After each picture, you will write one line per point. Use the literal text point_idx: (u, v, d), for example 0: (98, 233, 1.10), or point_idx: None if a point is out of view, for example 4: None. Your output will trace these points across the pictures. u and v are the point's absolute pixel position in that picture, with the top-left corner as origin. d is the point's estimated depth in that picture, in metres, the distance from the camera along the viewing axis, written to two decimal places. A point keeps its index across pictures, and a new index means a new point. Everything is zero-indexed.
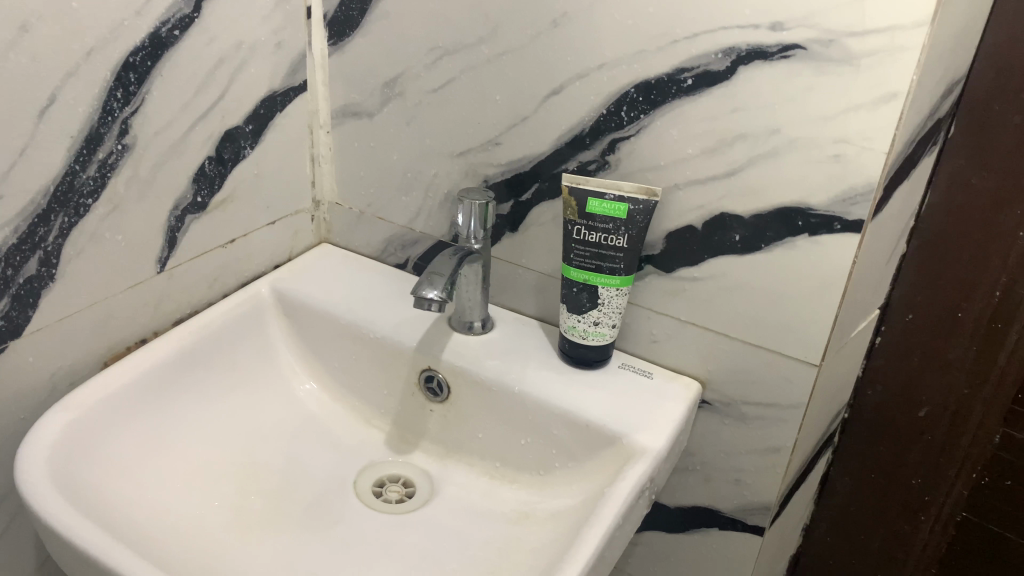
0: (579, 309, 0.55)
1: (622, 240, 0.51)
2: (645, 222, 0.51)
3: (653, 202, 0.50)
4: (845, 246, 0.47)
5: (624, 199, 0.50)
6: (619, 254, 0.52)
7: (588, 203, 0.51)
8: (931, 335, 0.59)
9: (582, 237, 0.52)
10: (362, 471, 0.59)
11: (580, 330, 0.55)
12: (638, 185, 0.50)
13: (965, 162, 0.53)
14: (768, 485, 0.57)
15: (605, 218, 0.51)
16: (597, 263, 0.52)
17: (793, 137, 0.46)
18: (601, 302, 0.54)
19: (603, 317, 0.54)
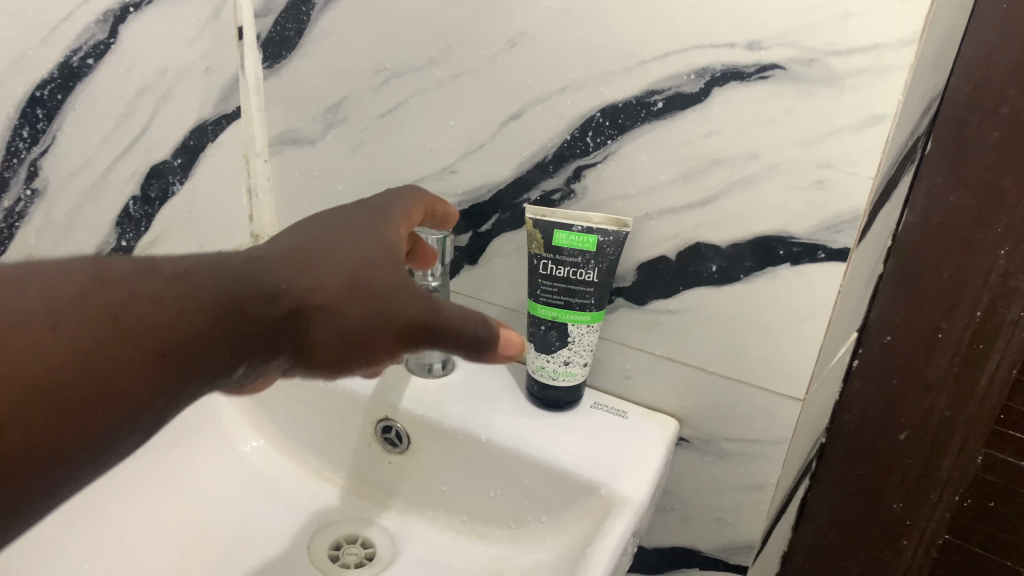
0: (548, 348, 0.51)
1: (592, 274, 0.48)
2: (616, 253, 0.47)
3: (625, 233, 0.47)
4: (829, 276, 0.45)
5: (593, 230, 0.46)
6: (590, 290, 0.48)
7: (554, 235, 0.47)
8: (910, 357, 0.56)
9: (549, 273, 0.48)
10: (315, 534, 0.55)
11: (550, 370, 0.52)
12: (608, 216, 0.47)
13: (942, 180, 0.51)
14: (751, 524, 0.55)
15: (573, 252, 0.47)
16: (566, 299, 0.49)
17: (773, 163, 0.43)
18: (571, 340, 0.50)
19: (574, 355, 0.51)
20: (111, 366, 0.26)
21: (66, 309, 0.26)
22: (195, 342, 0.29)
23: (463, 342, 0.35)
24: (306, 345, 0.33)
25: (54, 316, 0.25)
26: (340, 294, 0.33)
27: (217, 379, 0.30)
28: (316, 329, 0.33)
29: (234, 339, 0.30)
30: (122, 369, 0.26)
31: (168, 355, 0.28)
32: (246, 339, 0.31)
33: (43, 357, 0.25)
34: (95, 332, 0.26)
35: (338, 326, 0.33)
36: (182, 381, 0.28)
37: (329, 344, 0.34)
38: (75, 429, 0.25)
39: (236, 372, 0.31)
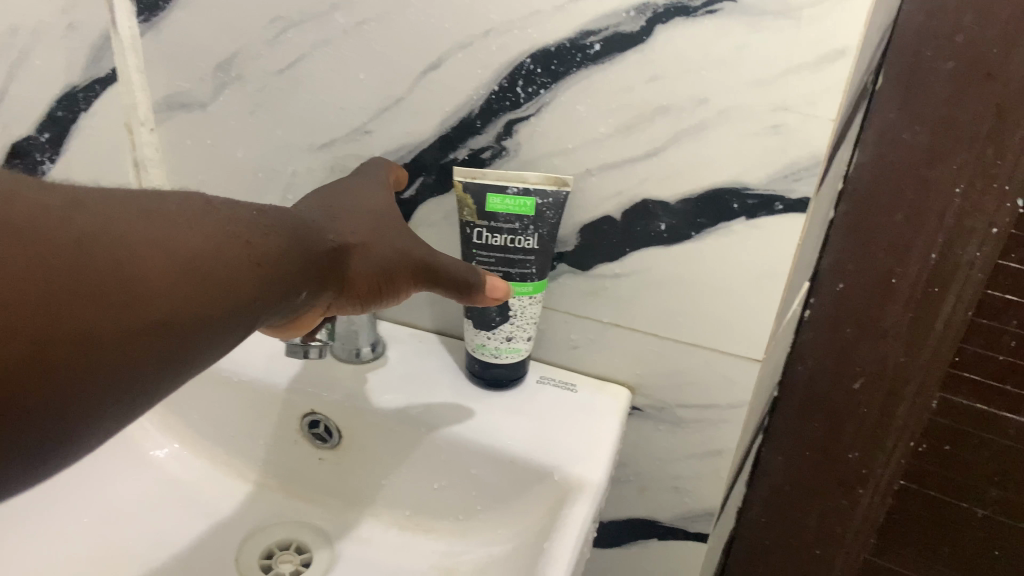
0: (488, 325, 0.46)
1: (532, 240, 0.43)
2: (556, 216, 0.43)
3: (564, 192, 0.42)
4: (788, 229, 0.41)
5: (531, 192, 0.42)
6: (530, 258, 0.43)
7: (488, 200, 0.42)
8: (864, 305, 0.54)
9: (484, 242, 0.43)
10: (242, 543, 0.50)
11: (491, 347, 0.47)
12: (545, 175, 0.42)
13: (895, 117, 0.47)
14: (711, 492, 0.52)
15: (509, 217, 0.42)
16: (504, 270, 0.44)
17: (724, 108, 0.39)
18: (513, 314, 0.45)
19: (517, 331, 0.46)
20: (232, 267, 0.26)
21: (194, 218, 0.25)
22: (284, 256, 0.29)
23: (452, 289, 0.39)
24: (344, 280, 0.34)
25: (187, 220, 0.25)
26: (370, 235, 0.36)
27: (287, 303, 0.29)
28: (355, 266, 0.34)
29: (309, 257, 0.31)
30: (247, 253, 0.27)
31: (266, 268, 0.27)
32: (317, 267, 0.31)
33: (188, 247, 0.24)
34: (218, 239, 0.26)
35: (370, 262, 0.35)
36: (276, 293, 0.28)
37: (359, 278, 0.35)
38: (210, 321, 0.24)
39: (301, 296, 0.30)
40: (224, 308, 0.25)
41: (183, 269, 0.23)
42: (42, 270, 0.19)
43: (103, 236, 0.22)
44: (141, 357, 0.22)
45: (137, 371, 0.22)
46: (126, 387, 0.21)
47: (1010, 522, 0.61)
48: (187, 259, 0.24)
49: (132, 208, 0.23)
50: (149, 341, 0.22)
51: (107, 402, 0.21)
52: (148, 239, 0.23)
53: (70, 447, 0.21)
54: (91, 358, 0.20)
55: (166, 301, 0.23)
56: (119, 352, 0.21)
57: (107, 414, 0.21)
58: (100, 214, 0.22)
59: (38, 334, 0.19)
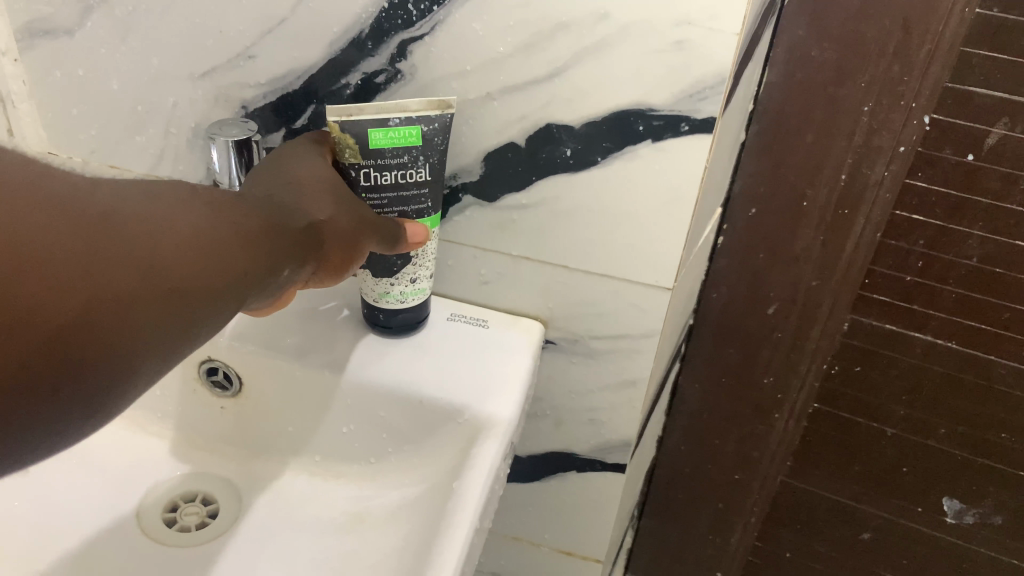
0: (390, 271, 0.43)
1: (424, 172, 0.40)
2: (443, 141, 0.40)
3: (451, 114, 0.39)
4: (695, 151, 0.40)
5: (416, 121, 0.38)
6: (424, 191, 0.40)
7: (370, 136, 0.38)
8: (776, 229, 0.54)
9: (373, 183, 0.39)
10: (142, 500, 0.48)
11: (395, 294, 0.44)
12: (426, 100, 0.38)
13: (804, 34, 0.46)
14: (627, 422, 0.52)
15: (396, 151, 0.38)
16: (400, 209, 0.41)
17: (625, 24, 0.37)
18: (416, 255, 0.42)
19: (422, 271, 0.43)
20: (227, 246, 0.27)
21: (193, 199, 0.27)
22: (276, 235, 0.30)
23: (387, 238, 0.38)
24: (327, 255, 0.35)
25: (189, 202, 0.27)
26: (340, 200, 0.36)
27: (278, 280, 0.31)
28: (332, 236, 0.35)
29: (297, 233, 0.32)
30: (240, 231, 0.28)
31: (257, 243, 0.29)
32: (303, 245, 0.32)
33: (195, 229, 0.26)
34: (214, 219, 0.27)
35: (344, 233, 0.35)
36: (271, 272, 0.30)
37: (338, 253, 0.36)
38: (210, 298, 0.26)
39: (291, 275, 0.32)
40: (230, 285, 0.27)
41: (179, 252, 0.25)
42: (68, 245, 0.21)
43: (118, 217, 0.23)
44: (159, 329, 0.24)
45: (146, 343, 0.23)
46: (147, 355, 0.24)
47: (914, 438, 0.64)
48: (196, 240, 0.26)
49: (143, 192, 0.25)
50: (165, 315, 0.24)
51: (122, 370, 0.23)
52: (161, 220, 0.25)
53: (89, 411, 0.22)
54: (117, 328, 0.22)
55: (178, 278, 0.24)
56: (137, 328, 0.23)
57: (131, 379, 0.23)
58: (118, 197, 0.24)
59: (74, 308, 0.21)
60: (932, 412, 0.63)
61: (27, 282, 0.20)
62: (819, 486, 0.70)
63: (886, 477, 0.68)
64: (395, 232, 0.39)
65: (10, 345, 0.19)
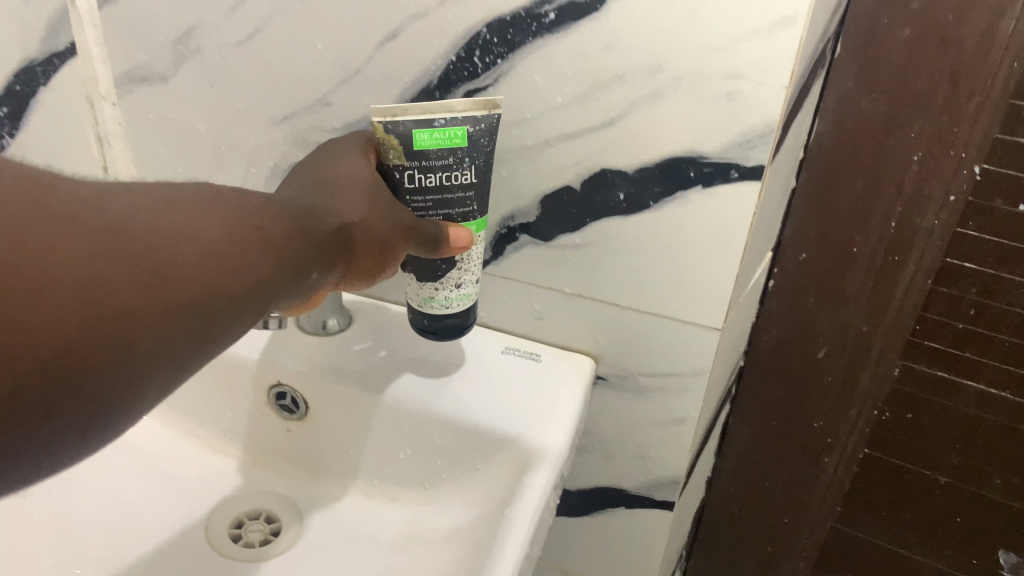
0: (435, 275, 0.43)
1: (469, 174, 0.39)
2: (489, 143, 0.39)
3: (497, 116, 0.39)
4: (743, 197, 0.41)
5: (462, 121, 0.38)
6: (469, 194, 0.40)
7: (415, 137, 0.38)
8: (825, 274, 0.55)
9: (418, 185, 0.39)
10: (211, 513, 0.50)
11: (441, 299, 0.44)
12: (472, 101, 0.38)
13: (854, 85, 0.47)
14: (675, 458, 0.53)
15: (441, 153, 0.38)
16: (443, 211, 0.40)
17: (677, 76, 0.39)
18: (461, 259, 0.43)
19: (466, 276, 0.44)
20: (250, 252, 0.27)
21: (215, 205, 0.27)
22: (295, 241, 0.30)
23: (425, 242, 0.39)
24: (348, 258, 0.35)
25: (211, 208, 0.27)
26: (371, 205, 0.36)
27: (302, 284, 0.31)
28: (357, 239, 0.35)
29: (321, 239, 0.32)
30: (263, 236, 0.28)
31: (282, 249, 0.29)
32: (327, 250, 0.32)
33: (210, 234, 0.26)
34: (237, 224, 0.27)
35: (372, 236, 0.36)
36: (290, 277, 0.30)
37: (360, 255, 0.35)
38: (230, 305, 0.26)
39: (312, 278, 0.32)
40: (249, 291, 0.27)
41: (197, 259, 0.25)
42: (83, 261, 0.21)
43: (134, 228, 0.23)
44: (175, 339, 0.24)
45: (165, 353, 0.24)
46: (161, 364, 0.24)
47: (968, 487, 0.64)
48: (209, 245, 0.25)
49: (155, 197, 0.25)
50: (180, 322, 0.24)
51: (140, 381, 0.23)
52: (173, 227, 0.25)
53: (109, 422, 0.23)
54: (129, 340, 0.22)
55: (193, 287, 0.25)
56: (155, 338, 0.23)
57: (144, 388, 0.24)
58: (131, 206, 0.24)
59: (80, 322, 0.21)
60: (986, 462, 0.62)
61: (38, 296, 0.20)
62: (869, 533, 0.69)
63: (939, 526, 0.67)
64: (437, 234, 0.39)
65: (25, 357, 0.20)
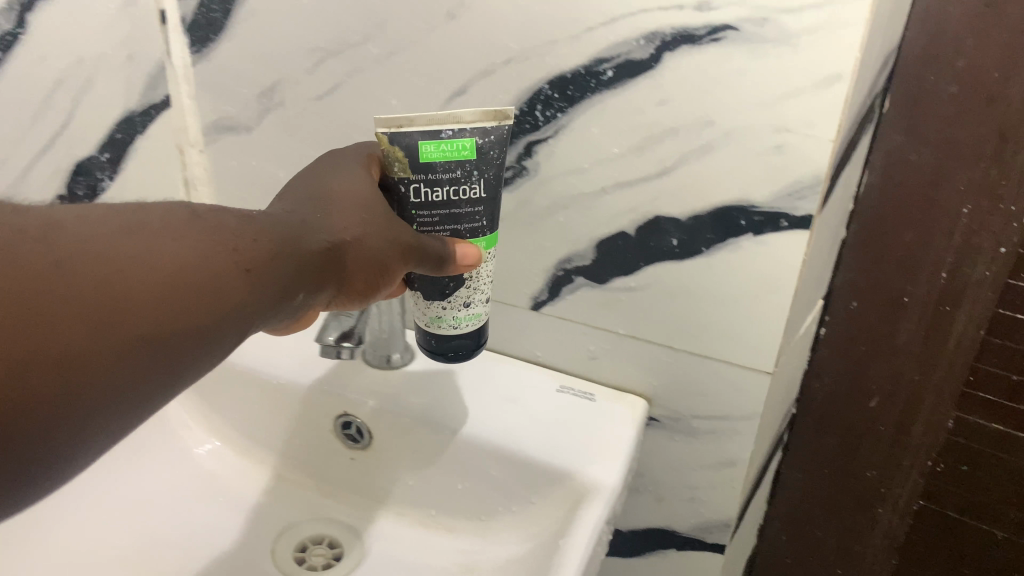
0: (441, 294, 0.43)
1: (477, 187, 0.39)
2: (499, 156, 0.39)
3: (506, 127, 0.38)
4: (793, 245, 0.43)
5: (469, 132, 0.37)
6: (478, 209, 0.39)
7: (421, 149, 0.37)
8: (876, 323, 0.56)
9: (425, 199, 0.39)
10: (277, 538, 0.53)
11: (449, 319, 0.44)
12: (481, 110, 0.37)
13: (902, 139, 0.49)
14: (726, 501, 0.54)
15: (448, 165, 0.38)
16: (452, 227, 0.40)
17: (729, 129, 0.41)
18: (469, 279, 0.42)
19: (475, 295, 0.43)
20: (216, 276, 0.29)
21: (178, 232, 0.29)
22: (271, 264, 0.31)
23: (431, 261, 0.38)
24: (342, 277, 0.36)
25: (173, 236, 0.29)
26: (366, 222, 0.36)
27: (285, 306, 0.33)
28: (353, 258, 0.36)
29: (305, 262, 0.33)
30: (232, 259, 0.30)
31: (258, 272, 0.31)
32: (311, 273, 0.34)
33: (168, 262, 0.28)
34: (203, 250, 0.29)
35: (369, 254, 0.36)
36: (269, 297, 0.31)
37: (356, 275, 0.36)
38: (196, 327, 0.28)
39: (297, 299, 0.33)
40: (215, 314, 0.29)
41: (153, 286, 0.27)
42: (25, 299, 0.24)
43: (81, 262, 0.26)
44: (138, 364, 0.26)
45: (127, 376, 0.26)
46: (131, 386, 0.26)
47: None
48: (166, 272, 0.27)
49: (114, 225, 0.27)
50: (144, 344, 0.26)
51: (104, 406, 0.25)
52: (125, 258, 0.27)
53: (84, 443, 0.25)
54: (88, 369, 0.25)
55: (155, 311, 0.27)
56: (112, 364, 0.25)
57: (118, 409, 0.26)
58: (80, 240, 0.26)
59: (28, 356, 0.23)
60: None
61: None
62: None
63: None
64: (444, 252, 0.38)
65: None
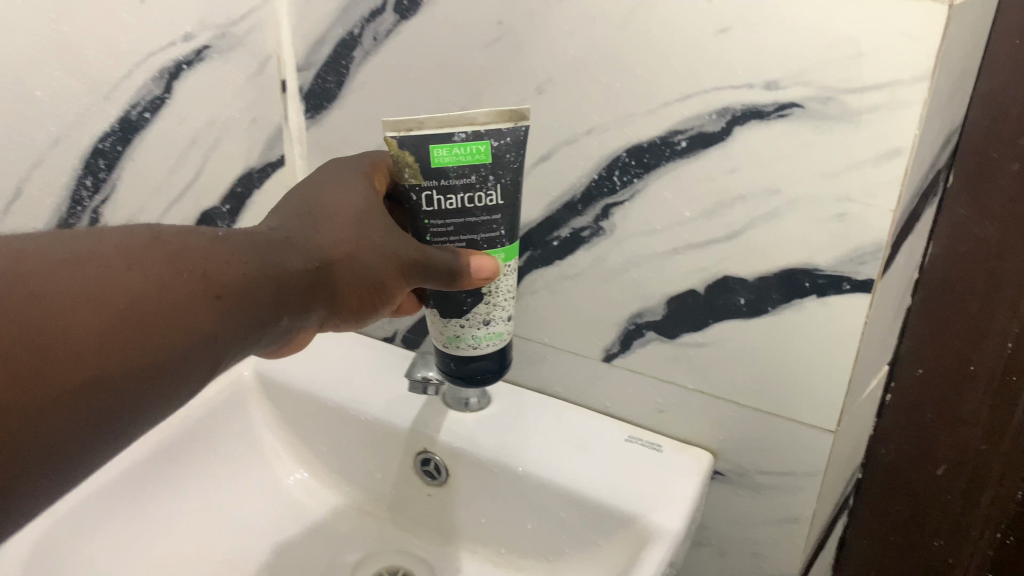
0: (460, 310, 0.47)
1: (490, 188, 0.42)
2: (513, 157, 0.42)
3: (521, 128, 0.41)
4: (855, 308, 0.45)
5: (482, 135, 0.41)
6: (492, 209, 0.43)
7: (435, 152, 0.41)
8: (943, 392, 0.57)
9: (441, 201, 0.42)
10: (357, 565, 0.57)
11: (468, 335, 0.48)
12: (495, 113, 0.41)
13: (966, 213, 0.52)
14: (789, 558, 0.55)
15: (461, 169, 0.41)
16: (467, 226, 0.44)
17: (795, 198, 0.44)
18: (486, 295, 0.46)
19: (494, 313, 0.47)
20: (182, 303, 0.31)
21: (142, 260, 0.31)
22: (242, 289, 0.34)
23: (439, 274, 0.42)
24: (334, 296, 0.39)
25: (138, 265, 0.31)
26: (352, 244, 0.39)
27: (267, 327, 0.36)
28: (340, 278, 0.39)
29: (283, 285, 0.36)
30: (198, 285, 0.32)
31: (228, 296, 0.33)
32: (291, 295, 0.36)
33: (130, 292, 0.30)
34: (167, 279, 0.31)
35: (358, 272, 0.39)
36: (244, 317, 0.34)
37: (349, 294, 0.40)
38: (165, 352, 0.31)
39: (281, 320, 0.36)
40: (182, 340, 0.31)
41: (115, 314, 0.29)
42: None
43: (44, 297, 0.28)
44: (111, 389, 0.29)
45: (100, 400, 0.28)
46: (108, 407, 0.29)
47: None
48: (128, 302, 0.30)
49: (71, 255, 0.30)
50: (110, 376, 0.29)
51: (80, 429, 0.28)
52: (84, 291, 0.29)
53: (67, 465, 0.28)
54: (59, 397, 0.27)
55: (124, 338, 0.29)
56: (81, 392, 0.28)
57: (97, 428, 0.29)
58: (45, 274, 0.28)
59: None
60: None
61: None
62: None
63: None
64: (451, 261, 0.42)
65: None
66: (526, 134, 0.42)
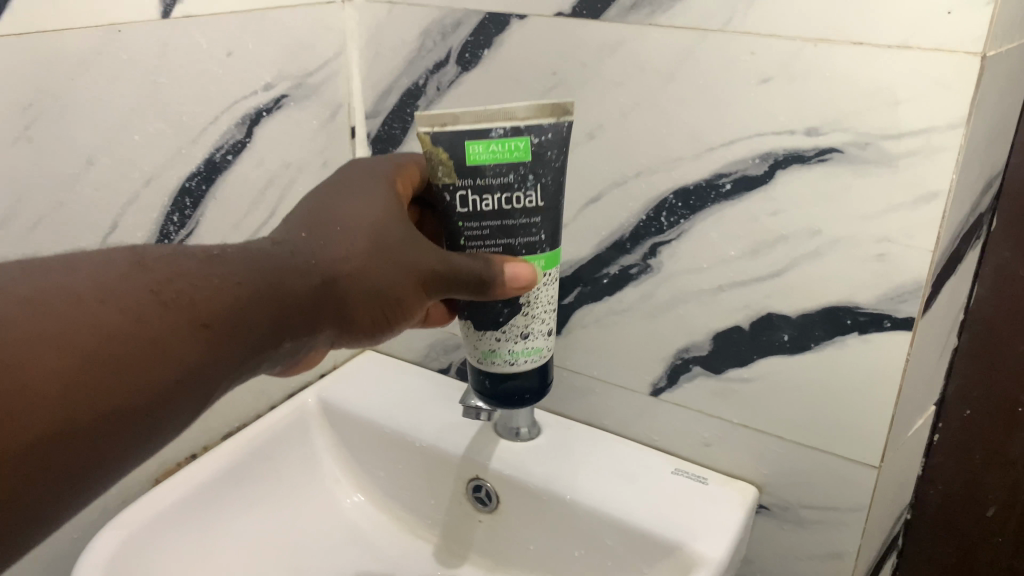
0: (498, 323, 0.49)
1: (529, 186, 0.43)
2: (554, 154, 0.43)
3: (561, 123, 0.43)
4: (897, 346, 0.47)
5: (522, 131, 0.42)
6: (532, 207, 0.44)
7: (473, 148, 0.42)
8: (991, 432, 0.57)
9: (481, 199, 0.43)
10: None
11: (506, 348, 0.50)
12: (535, 107, 0.42)
13: (1010, 255, 0.53)
14: None
15: (499, 165, 0.42)
16: (507, 225, 0.44)
17: (836, 238, 0.46)
18: (526, 308, 0.48)
19: (532, 326, 0.49)
20: (166, 334, 0.30)
21: (119, 292, 0.30)
22: (234, 314, 0.33)
23: (463, 284, 0.42)
24: (347, 314, 0.38)
25: (113, 296, 0.29)
26: (363, 259, 0.38)
27: (266, 350, 0.35)
28: (350, 294, 0.38)
29: (282, 308, 0.35)
30: (183, 312, 0.31)
31: (218, 324, 0.32)
32: (294, 317, 0.36)
33: (108, 326, 0.29)
34: (148, 310, 0.30)
35: (371, 286, 0.39)
36: (235, 342, 0.33)
37: (362, 312, 0.39)
38: (151, 385, 0.30)
39: (283, 342, 0.36)
40: (172, 371, 0.30)
41: (92, 353, 0.28)
42: None
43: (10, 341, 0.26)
44: (98, 428, 0.28)
45: (85, 441, 0.28)
46: (97, 445, 0.28)
47: None
48: (108, 338, 0.29)
49: (37, 291, 0.28)
50: (92, 418, 0.28)
51: (66, 470, 0.28)
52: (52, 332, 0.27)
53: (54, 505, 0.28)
54: (43, 444, 0.27)
55: (107, 373, 0.28)
56: (65, 435, 0.27)
57: (88, 465, 0.28)
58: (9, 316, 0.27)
59: None
60: None
61: None
62: None
63: None
64: (477, 268, 0.43)
65: None
66: (567, 129, 0.43)
